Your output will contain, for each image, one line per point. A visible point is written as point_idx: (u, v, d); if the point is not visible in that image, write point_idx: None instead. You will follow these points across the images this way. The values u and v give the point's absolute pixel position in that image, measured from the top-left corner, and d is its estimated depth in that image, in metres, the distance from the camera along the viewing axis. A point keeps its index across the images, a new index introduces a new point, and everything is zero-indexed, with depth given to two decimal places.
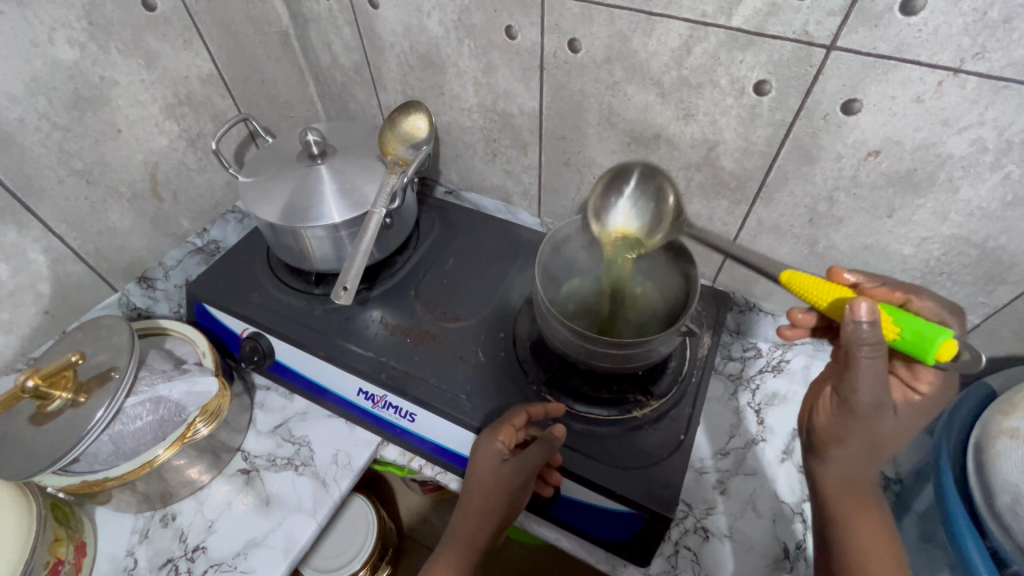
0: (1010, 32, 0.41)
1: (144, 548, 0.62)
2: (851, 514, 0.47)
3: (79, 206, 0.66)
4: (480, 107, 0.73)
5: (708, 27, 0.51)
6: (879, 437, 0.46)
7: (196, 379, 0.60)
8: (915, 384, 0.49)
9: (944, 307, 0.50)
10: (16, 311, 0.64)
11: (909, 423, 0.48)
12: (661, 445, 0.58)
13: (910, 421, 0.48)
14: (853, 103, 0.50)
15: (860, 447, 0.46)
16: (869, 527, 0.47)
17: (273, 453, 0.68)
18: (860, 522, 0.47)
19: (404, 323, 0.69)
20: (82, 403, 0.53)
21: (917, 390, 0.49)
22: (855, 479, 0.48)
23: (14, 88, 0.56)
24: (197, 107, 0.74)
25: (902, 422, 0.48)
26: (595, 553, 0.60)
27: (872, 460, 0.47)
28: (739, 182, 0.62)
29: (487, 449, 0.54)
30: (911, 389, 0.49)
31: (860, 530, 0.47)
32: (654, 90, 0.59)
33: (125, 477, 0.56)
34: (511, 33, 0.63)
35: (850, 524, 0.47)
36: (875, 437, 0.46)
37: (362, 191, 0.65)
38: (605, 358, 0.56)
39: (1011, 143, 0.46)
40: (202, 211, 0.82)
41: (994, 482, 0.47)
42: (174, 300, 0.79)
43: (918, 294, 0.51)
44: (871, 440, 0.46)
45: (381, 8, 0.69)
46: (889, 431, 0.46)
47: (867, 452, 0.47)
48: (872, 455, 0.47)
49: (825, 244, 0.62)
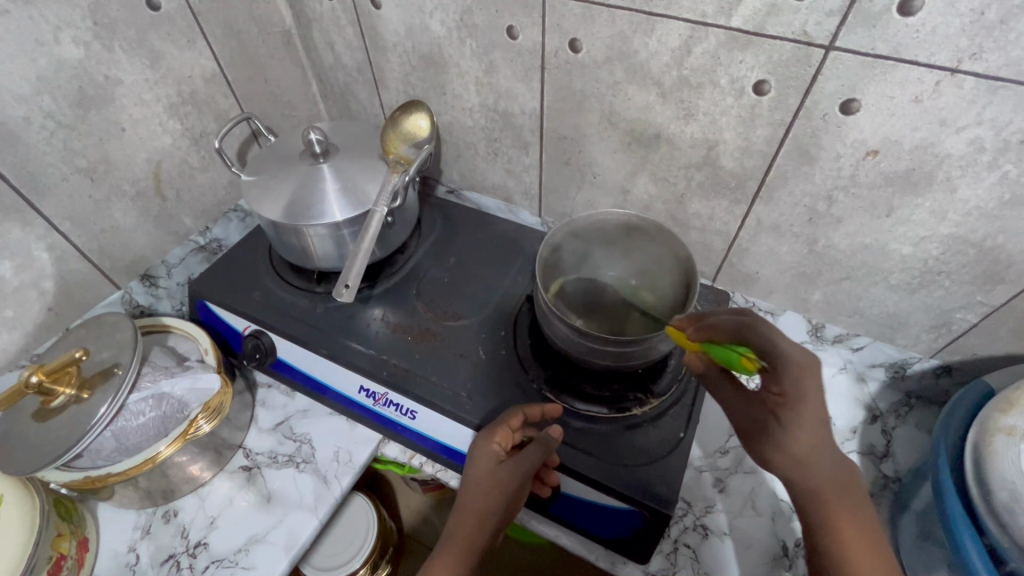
0: (1006, 33, 0.41)
1: (146, 543, 0.62)
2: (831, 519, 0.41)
3: (83, 203, 0.66)
4: (482, 107, 0.74)
5: (708, 28, 0.52)
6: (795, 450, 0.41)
7: (198, 376, 0.61)
8: (778, 390, 0.43)
9: (742, 325, 0.46)
10: (20, 307, 0.65)
11: (814, 425, 0.41)
12: (661, 443, 0.58)
13: (810, 417, 0.41)
14: (851, 103, 0.50)
15: (790, 465, 0.42)
16: (852, 524, 0.41)
17: (274, 450, 0.69)
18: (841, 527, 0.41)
19: (405, 321, 0.69)
20: (84, 399, 0.53)
21: (775, 395, 0.43)
22: (822, 479, 0.41)
23: (21, 87, 0.57)
24: (200, 106, 0.74)
25: (805, 424, 0.41)
26: (594, 550, 0.60)
27: (814, 460, 0.41)
28: (738, 181, 0.62)
29: (484, 449, 0.54)
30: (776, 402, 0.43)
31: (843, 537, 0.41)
32: (654, 90, 0.59)
33: (127, 473, 0.57)
34: (512, 33, 0.63)
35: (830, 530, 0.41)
36: (782, 450, 0.42)
37: (363, 190, 0.65)
38: (604, 356, 0.56)
39: (1007, 143, 0.46)
40: (204, 210, 0.82)
41: (990, 478, 0.48)
42: (177, 298, 0.80)
43: (718, 321, 0.49)
44: (787, 454, 0.42)
45: (384, 8, 0.69)
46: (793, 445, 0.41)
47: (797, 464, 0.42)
48: (808, 460, 0.41)
49: (825, 243, 0.62)
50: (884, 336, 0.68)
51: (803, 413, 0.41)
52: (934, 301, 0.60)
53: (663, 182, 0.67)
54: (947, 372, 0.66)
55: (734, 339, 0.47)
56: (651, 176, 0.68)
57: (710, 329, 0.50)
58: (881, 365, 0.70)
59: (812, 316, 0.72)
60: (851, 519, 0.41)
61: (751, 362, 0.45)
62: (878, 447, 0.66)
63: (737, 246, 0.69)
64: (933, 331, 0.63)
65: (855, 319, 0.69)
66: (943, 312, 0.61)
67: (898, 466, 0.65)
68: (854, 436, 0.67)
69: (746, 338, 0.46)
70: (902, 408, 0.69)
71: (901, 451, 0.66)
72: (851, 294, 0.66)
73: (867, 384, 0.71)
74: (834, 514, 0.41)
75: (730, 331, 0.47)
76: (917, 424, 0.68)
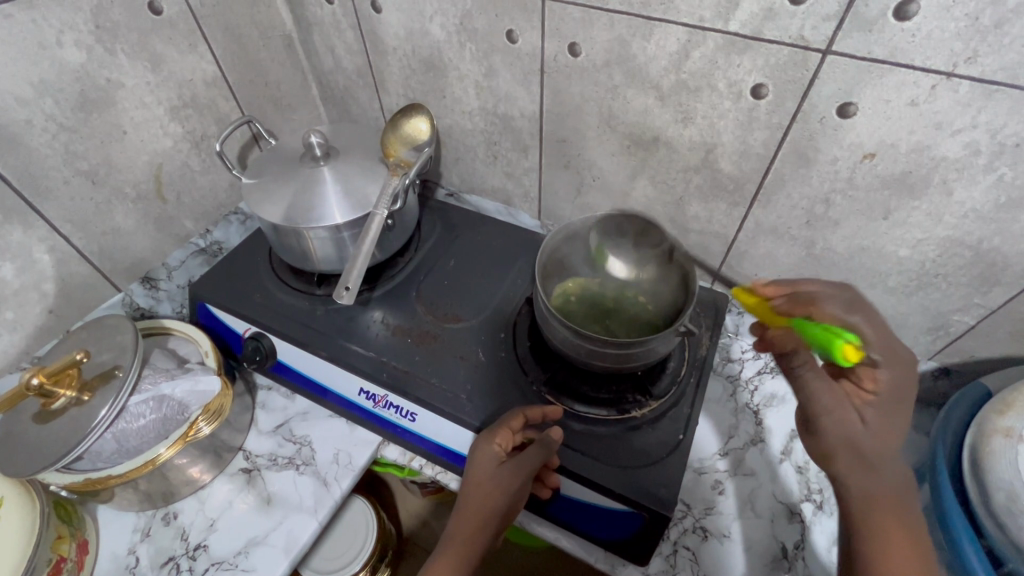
0: (1001, 37, 0.42)
1: (145, 546, 0.62)
2: (880, 518, 0.44)
3: (85, 206, 0.66)
4: (481, 110, 0.74)
5: (706, 32, 0.52)
6: (866, 438, 0.46)
7: (198, 378, 0.61)
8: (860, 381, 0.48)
9: (851, 304, 0.50)
10: (21, 309, 0.65)
11: (887, 425, 0.47)
12: (659, 445, 0.58)
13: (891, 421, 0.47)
14: (848, 107, 0.50)
15: (853, 446, 0.46)
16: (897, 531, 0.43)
17: (274, 453, 0.69)
18: (884, 528, 0.43)
19: (405, 323, 0.70)
20: (86, 401, 0.53)
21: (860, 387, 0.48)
22: (878, 485, 0.45)
23: (23, 90, 0.57)
24: (201, 109, 0.75)
25: (887, 419, 0.47)
26: (593, 552, 0.60)
27: (879, 462, 0.46)
28: (736, 185, 0.62)
29: (484, 451, 0.54)
30: (863, 390, 0.48)
31: (888, 551, 0.42)
32: (653, 93, 0.59)
33: (127, 476, 0.57)
34: (512, 37, 0.63)
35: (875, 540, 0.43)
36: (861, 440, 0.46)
37: (364, 192, 0.66)
38: (604, 358, 0.57)
39: (1002, 147, 0.47)
40: (204, 212, 0.83)
41: (987, 480, 0.48)
42: (177, 300, 0.80)
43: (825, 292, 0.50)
44: (853, 442, 0.46)
45: (384, 12, 0.69)
46: (869, 433, 0.46)
47: (865, 453, 0.46)
48: (873, 457, 0.46)
49: (822, 245, 0.63)
50: None
51: (891, 415, 0.47)
52: (931, 303, 0.61)
53: (662, 185, 0.68)
54: (945, 374, 0.66)
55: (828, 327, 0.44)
56: (650, 179, 0.68)
57: (809, 301, 0.50)
58: None
59: None
60: (894, 526, 0.43)
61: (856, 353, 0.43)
62: None
63: (736, 248, 0.70)
64: (930, 334, 0.64)
65: None
66: (940, 315, 0.61)
67: None
68: None
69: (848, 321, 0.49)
70: None
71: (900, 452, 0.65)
72: None
73: None
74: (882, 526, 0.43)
75: (842, 307, 0.49)
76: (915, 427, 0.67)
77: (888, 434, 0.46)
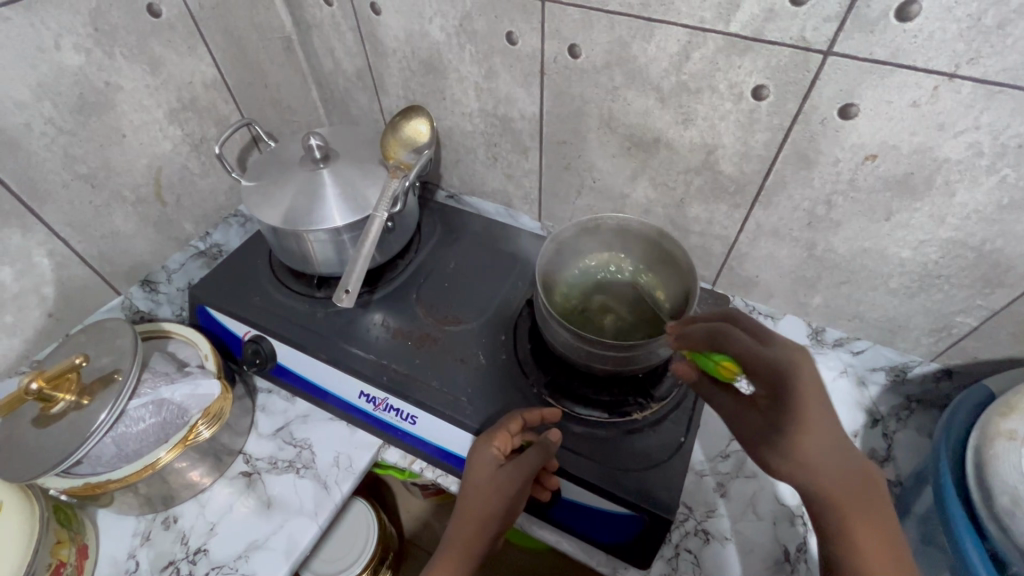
0: (1004, 38, 0.41)
1: (145, 550, 0.62)
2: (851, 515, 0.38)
3: (83, 209, 0.66)
4: (481, 112, 0.74)
5: (706, 33, 0.52)
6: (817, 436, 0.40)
7: (198, 382, 0.61)
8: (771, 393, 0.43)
9: (712, 334, 0.49)
10: (20, 313, 0.65)
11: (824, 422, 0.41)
12: (660, 448, 0.58)
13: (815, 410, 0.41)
14: (850, 108, 0.50)
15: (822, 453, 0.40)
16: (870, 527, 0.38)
17: (274, 456, 0.69)
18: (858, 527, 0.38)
19: (406, 326, 0.70)
20: (84, 405, 0.53)
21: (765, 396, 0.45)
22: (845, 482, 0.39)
23: (21, 93, 0.57)
24: (200, 112, 0.75)
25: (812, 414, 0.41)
26: (595, 556, 0.60)
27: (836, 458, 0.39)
28: (738, 186, 0.62)
29: (483, 454, 0.54)
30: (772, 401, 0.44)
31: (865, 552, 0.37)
32: (653, 95, 0.59)
33: (126, 480, 0.56)
34: (512, 38, 0.63)
35: (850, 547, 0.37)
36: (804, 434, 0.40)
37: (364, 195, 0.65)
38: (605, 360, 0.56)
39: (1005, 148, 0.46)
40: (204, 215, 0.82)
41: (991, 483, 0.48)
42: (177, 303, 0.80)
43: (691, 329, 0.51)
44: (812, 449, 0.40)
45: (384, 14, 0.69)
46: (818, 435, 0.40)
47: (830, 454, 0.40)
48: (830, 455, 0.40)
49: (824, 247, 0.62)
50: (885, 340, 0.68)
51: (804, 410, 0.41)
52: (933, 304, 0.60)
53: (663, 186, 0.67)
54: (947, 376, 0.66)
55: (711, 350, 0.48)
56: (651, 180, 0.68)
57: (685, 340, 0.51)
58: (881, 369, 0.70)
59: (812, 320, 0.72)
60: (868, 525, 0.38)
61: (729, 370, 0.46)
62: (880, 451, 0.65)
63: (737, 250, 0.69)
64: (932, 335, 0.63)
65: (854, 323, 0.69)
66: (943, 316, 0.61)
67: (899, 470, 0.64)
68: (855, 440, 0.66)
69: (722, 347, 0.48)
70: (903, 412, 0.68)
71: (902, 455, 0.65)
72: (851, 297, 0.66)
73: (867, 388, 0.70)
74: (855, 527, 0.38)
75: (704, 341, 0.49)
76: (918, 429, 0.67)
77: (826, 427, 0.40)
